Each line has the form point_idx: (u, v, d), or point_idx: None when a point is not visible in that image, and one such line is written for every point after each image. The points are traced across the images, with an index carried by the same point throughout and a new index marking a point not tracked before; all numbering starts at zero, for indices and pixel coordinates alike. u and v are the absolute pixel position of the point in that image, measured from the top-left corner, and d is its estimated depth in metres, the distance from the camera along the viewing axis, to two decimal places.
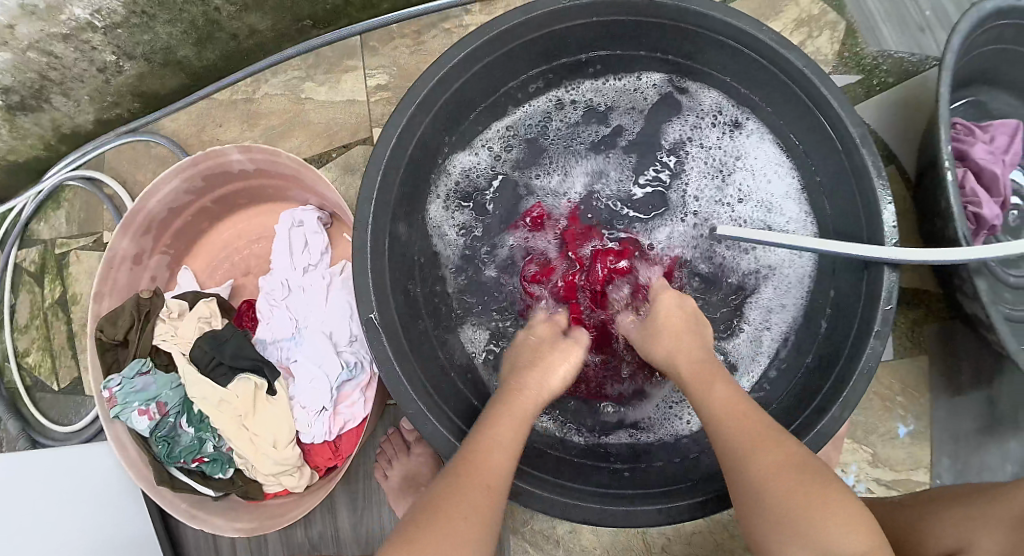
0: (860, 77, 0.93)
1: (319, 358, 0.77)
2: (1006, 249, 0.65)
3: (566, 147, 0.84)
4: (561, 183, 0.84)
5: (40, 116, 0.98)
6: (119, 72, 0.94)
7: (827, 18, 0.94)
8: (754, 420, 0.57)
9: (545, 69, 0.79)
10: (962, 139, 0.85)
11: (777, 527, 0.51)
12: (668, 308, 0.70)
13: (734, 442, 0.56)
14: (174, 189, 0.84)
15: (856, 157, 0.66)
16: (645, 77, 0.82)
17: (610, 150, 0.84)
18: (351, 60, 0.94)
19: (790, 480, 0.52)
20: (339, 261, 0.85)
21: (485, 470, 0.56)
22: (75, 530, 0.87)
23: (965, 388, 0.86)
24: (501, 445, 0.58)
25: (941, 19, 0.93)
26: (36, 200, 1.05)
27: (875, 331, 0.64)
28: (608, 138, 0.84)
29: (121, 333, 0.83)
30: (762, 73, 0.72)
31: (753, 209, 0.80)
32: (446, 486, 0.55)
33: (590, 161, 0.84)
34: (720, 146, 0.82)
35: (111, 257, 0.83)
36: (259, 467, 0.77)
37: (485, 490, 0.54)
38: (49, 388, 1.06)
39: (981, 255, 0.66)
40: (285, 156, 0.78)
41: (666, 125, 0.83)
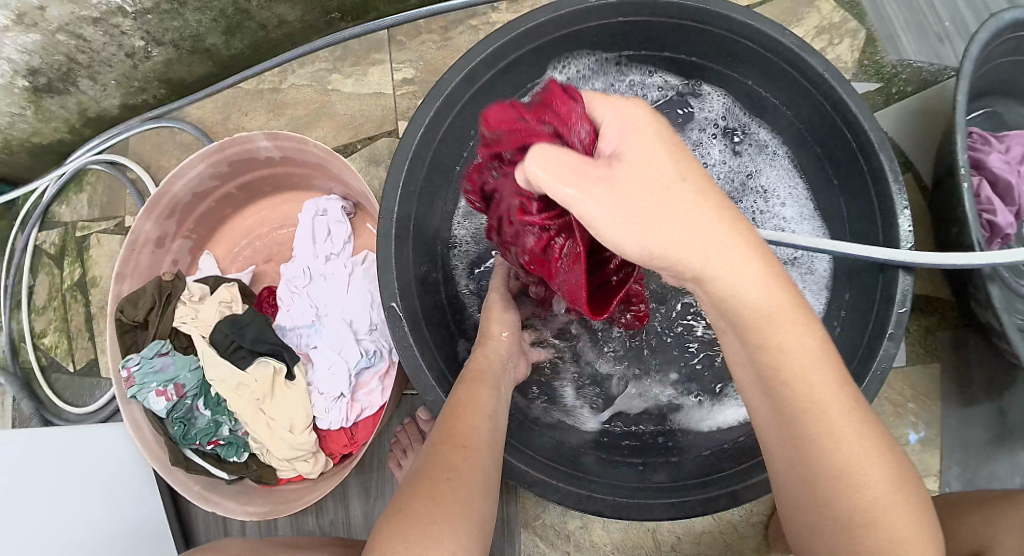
0: (880, 84, 0.94)
1: (338, 345, 0.78)
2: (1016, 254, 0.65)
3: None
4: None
5: (66, 99, 0.99)
6: (147, 57, 0.95)
7: (848, 26, 0.95)
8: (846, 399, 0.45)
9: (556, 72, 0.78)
10: (978, 148, 0.86)
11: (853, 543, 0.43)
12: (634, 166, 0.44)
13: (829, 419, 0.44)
14: (198, 174, 0.84)
15: (874, 161, 0.67)
16: (665, 80, 0.82)
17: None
18: (377, 54, 0.95)
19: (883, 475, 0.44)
20: (360, 252, 0.86)
21: (464, 439, 0.53)
22: (85, 517, 0.88)
23: (977, 397, 0.86)
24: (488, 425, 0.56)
25: (961, 28, 0.94)
26: (59, 182, 1.07)
27: (889, 333, 0.64)
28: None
29: (142, 314, 0.84)
30: (784, 78, 0.73)
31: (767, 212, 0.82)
32: (432, 454, 0.52)
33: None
34: (736, 155, 0.83)
35: (134, 239, 0.84)
36: (275, 450, 0.78)
37: (463, 451, 0.52)
38: (64, 369, 1.07)
39: (990, 260, 0.66)
40: (311, 144, 0.79)
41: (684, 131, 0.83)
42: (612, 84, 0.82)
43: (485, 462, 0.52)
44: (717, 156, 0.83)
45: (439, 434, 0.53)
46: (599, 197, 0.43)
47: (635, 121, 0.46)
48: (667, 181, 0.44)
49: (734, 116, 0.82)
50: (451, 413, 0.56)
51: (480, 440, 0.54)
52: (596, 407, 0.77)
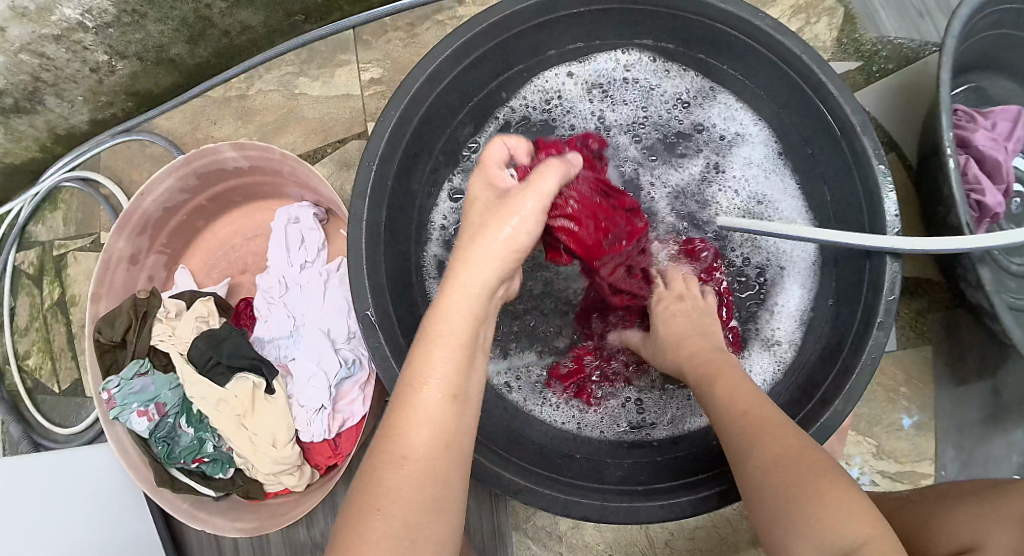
0: (859, 63, 0.92)
1: (316, 356, 0.76)
2: (1009, 237, 0.63)
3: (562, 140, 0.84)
4: None
5: (35, 118, 0.97)
6: (112, 71, 0.93)
7: (825, 4, 0.93)
8: (760, 410, 0.54)
9: (548, 72, 0.81)
10: (964, 125, 0.84)
11: (785, 510, 0.47)
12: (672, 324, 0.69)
13: (734, 436, 0.54)
14: (168, 189, 0.83)
15: (856, 144, 0.65)
16: (667, 60, 0.79)
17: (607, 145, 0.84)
18: (344, 55, 0.93)
19: (791, 464, 0.49)
20: (335, 259, 0.84)
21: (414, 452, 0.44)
22: None
23: (969, 376, 0.86)
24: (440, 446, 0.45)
25: (941, 3, 0.92)
26: (33, 202, 1.04)
27: (878, 322, 0.63)
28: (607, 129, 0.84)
29: (119, 334, 0.82)
30: (759, 60, 0.71)
31: (753, 201, 0.81)
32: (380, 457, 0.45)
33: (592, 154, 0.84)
34: (725, 135, 0.82)
35: (107, 258, 0.83)
36: (260, 466, 0.76)
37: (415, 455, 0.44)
38: (50, 391, 1.06)
39: (977, 244, 0.66)
40: (276, 151, 0.78)
41: (674, 130, 0.83)
42: (604, 73, 0.81)
43: (444, 467, 0.45)
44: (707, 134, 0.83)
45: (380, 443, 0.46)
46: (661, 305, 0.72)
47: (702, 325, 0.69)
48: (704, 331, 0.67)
49: (720, 91, 0.81)
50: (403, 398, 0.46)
51: (426, 447, 0.44)
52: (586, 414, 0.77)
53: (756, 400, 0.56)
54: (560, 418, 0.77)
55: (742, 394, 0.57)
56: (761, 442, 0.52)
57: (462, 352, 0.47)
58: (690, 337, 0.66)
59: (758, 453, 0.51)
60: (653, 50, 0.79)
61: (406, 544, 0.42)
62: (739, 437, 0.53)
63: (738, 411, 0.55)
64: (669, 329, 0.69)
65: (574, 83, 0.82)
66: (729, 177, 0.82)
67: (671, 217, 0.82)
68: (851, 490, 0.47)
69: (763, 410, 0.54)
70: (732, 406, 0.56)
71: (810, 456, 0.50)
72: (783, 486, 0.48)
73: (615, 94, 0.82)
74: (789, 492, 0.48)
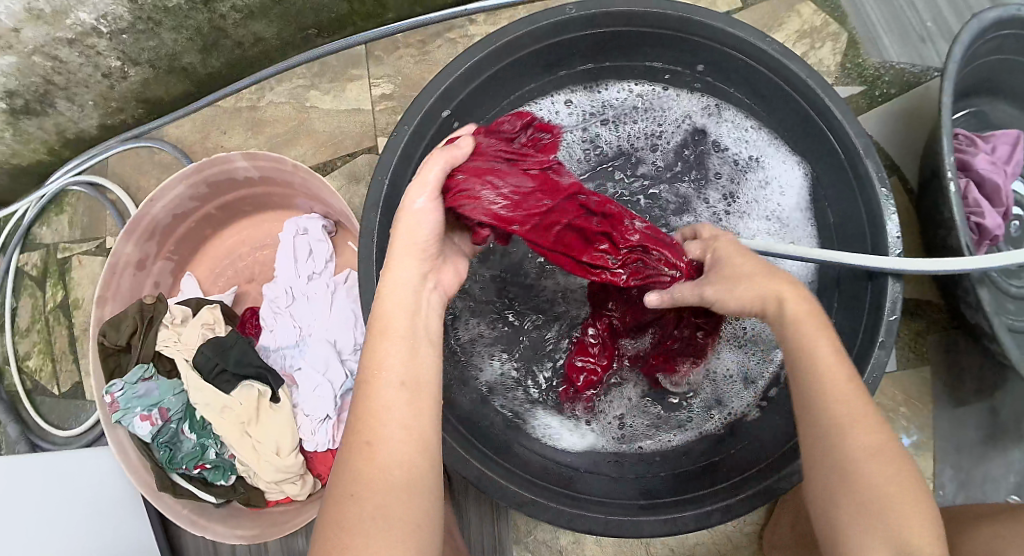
0: (862, 87, 0.94)
1: (322, 367, 0.78)
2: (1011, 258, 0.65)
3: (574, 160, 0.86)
4: None
5: (44, 120, 0.98)
6: (124, 77, 0.94)
7: (828, 30, 0.96)
8: (864, 410, 0.49)
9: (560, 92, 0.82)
10: (964, 149, 0.87)
11: (864, 525, 0.47)
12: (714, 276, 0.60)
13: (824, 431, 0.49)
14: (178, 196, 0.84)
15: (860, 167, 0.68)
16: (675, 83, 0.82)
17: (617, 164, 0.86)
18: (355, 69, 0.95)
19: (890, 478, 0.47)
20: (342, 270, 0.85)
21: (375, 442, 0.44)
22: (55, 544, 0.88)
23: (968, 398, 0.88)
24: (400, 431, 0.44)
25: (940, 31, 0.94)
26: (40, 203, 1.05)
27: (880, 342, 0.65)
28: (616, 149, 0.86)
29: (124, 338, 0.83)
30: (765, 84, 0.73)
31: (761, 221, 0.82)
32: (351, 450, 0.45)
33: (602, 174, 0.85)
34: (733, 158, 0.83)
35: (115, 262, 0.83)
36: (261, 474, 0.77)
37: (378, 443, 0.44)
38: (49, 393, 1.06)
39: (977, 264, 0.68)
40: (288, 162, 0.79)
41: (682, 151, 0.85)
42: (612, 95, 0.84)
43: (405, 450, 0.44)
44: (716, 156, 0.84)
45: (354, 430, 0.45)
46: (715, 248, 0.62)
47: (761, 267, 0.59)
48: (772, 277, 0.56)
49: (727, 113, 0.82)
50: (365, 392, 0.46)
51: (397, 434, 0.44)
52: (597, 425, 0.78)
53: (854, 391, 0.50)
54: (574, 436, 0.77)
55: (840, 381, 0.50)
56: (853, 440, 0.48)
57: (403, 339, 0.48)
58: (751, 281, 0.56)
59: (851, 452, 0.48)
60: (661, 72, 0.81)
61: (382, 526, 0.41)
62: (829, 429, 0.49)
63: (838, 396, 0.49)
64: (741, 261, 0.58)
65: (585, 103, 0.84)
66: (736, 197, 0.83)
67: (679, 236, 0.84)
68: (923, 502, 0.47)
69: (861, 405, 0.49)
70: (832, 396, 0.49)
71: (898, 466, 0.48)
72: (872, 500, 0.47)
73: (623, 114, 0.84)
74: (879, 508, 0.46)
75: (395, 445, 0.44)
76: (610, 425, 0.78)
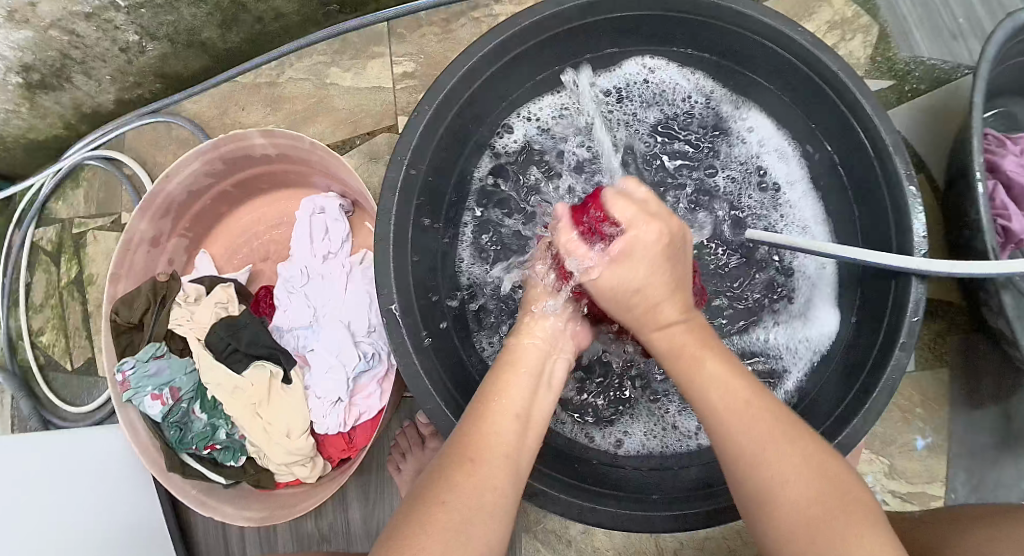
0: (893, 82, 0.91)
1: (336, 348, 0.76)
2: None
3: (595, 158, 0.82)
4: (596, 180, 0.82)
5: (61, 95, 0.97)
6: (142, 52, 0.93)
7: (862, 21, 0.92)
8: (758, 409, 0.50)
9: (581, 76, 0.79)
10: (994, 150, 0.84)
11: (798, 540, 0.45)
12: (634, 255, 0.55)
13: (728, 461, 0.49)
14: (194, 172, 0.83)
15: (889, 165, 0.65)
16: (699, 76, 0.80)
17: (640, 157, 0.83)
18: (376, 47, 0.92)
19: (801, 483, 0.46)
20: (359, 251, 0.83)
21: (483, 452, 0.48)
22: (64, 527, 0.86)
23: (985, 401, 0.85)
24: (512, 451, 0.49)
25: (975, 28, 0.91)
26: (56, 178, 1.04)
27: (901, 343, 0.62)
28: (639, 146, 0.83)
29: (137, 315, 0.83)
30: (796, 75, 0.70)
31: (787, 215, 0.80)
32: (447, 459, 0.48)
33: (626, 172, 0.82)
34: (759, 156, 0.81)
35: (129, 239, 0.82)
36: (272, 455, 0.76)
37: (498, 461, 0.48)
38: (61, 368, 1.05)
39: (1010, 267, 0.64)
40: (306, 141, 0.77)
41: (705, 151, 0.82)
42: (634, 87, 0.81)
43: (503, 478, 0.48)
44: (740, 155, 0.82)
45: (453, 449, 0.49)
46: (642, 232, 0.55)
47: (646, 257, 0.55)
48: (645, 270, 0.55)
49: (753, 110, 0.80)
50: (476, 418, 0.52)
51: (500, 456, 0.49)
52: (613, 425, 0.75)
53: (747, 402, 0.50)
54: (589, 433, 0.75)
55: (726, 396, 0.50)
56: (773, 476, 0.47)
57: (515, 378, 0.54)
58: (635, 274, 0.55)
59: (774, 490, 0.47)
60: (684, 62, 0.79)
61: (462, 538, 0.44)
62: (743, 444, 0.48)
63: (741, 416, 0.49)
64: (630, 268, 0.55)
65: (607, 92, 0.82)
66: (759, 190, 0.81)
67: (702, 230, 0.81)
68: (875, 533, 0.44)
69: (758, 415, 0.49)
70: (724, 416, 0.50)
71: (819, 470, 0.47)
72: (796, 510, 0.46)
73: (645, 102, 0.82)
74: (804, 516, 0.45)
75: (511, 456, 0.49)
76: (626, 422, 0.75)
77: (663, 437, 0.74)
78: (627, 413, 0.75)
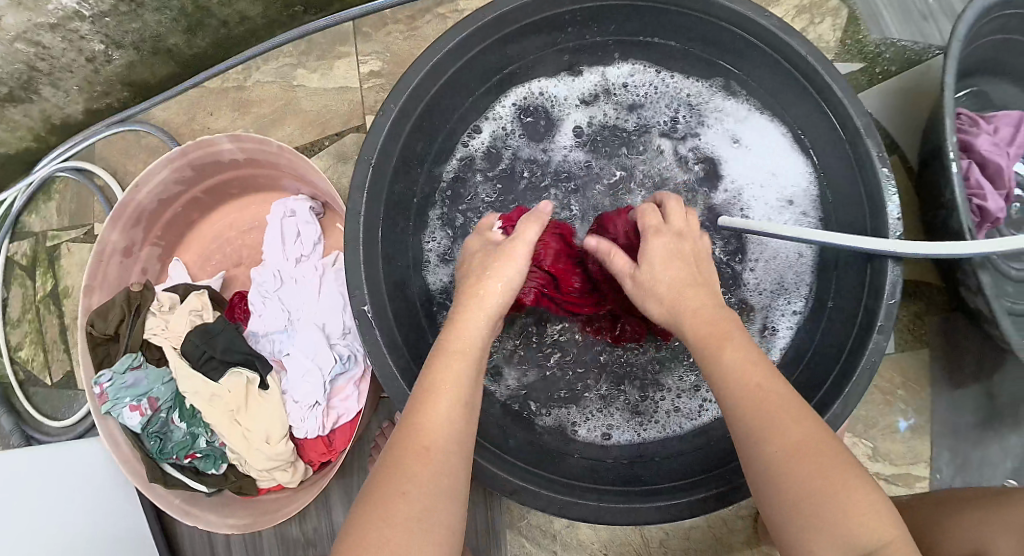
0: (863, 64, 0.91)
1: (312, 351, 0.76)
2: (1004, 245, 0.64)
3: (576, 160, 0.82)
4: (574, 177, 0.82)
5: (29, 107, 0.96)
6: (108, 61, 0.92)
7: (829, 5, 0.93)
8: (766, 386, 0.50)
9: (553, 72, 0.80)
10: (967, 130, 0.84)
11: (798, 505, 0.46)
12: (659, 253, 0.59)
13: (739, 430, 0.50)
14: (163, 180, 0.82)
15: (861, 147, 0.65)
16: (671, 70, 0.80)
17: (618, 152, 0.82)
18: (343, 47, 0.92)
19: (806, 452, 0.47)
20: (331, 253, 0.83)
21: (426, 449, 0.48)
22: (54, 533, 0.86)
23: (966, 380, 0.85)
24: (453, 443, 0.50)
25: (945, 7, 0.91)
26: (28, 192, 1.03)
27: (878, 326, 0.63)
28: (619, 147, 0.82)
29: (112, 327, 0.82)
30: (766, 61, 0.71)
31: (773, 206, 0.78)
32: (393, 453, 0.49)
33: (603, 167, 0.81)
34: (739, 146, 0.80)
35: (101, 250, 0.82)
36: (252, 462, 0.76)
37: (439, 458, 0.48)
38: (41, 383, 1.04)
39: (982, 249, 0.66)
40: (274, 144, 0.77)
41: (686, 146, 0.81)
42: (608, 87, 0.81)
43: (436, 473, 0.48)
44: (722, 154, 0.80)
45: (399, 436, 0.49)
46: (658, 245, 0.59)
47: (671, 266, 0.58)
48: (674, 277, 0.57)
49: (730, 105, 0.79)
50: (419, 401, 0.51)
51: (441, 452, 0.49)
52: (595, 417, 0.74)
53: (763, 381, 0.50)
54: (575, 427, 0.74)
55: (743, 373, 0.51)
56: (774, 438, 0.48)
57: (460, 362, 0.53)
58: (684, 286, 0.57)
59: (768, 449, 0.48)
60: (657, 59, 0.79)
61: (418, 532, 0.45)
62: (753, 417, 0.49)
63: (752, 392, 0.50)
64: (665, 273, 0.58)
65: (581, 87, 0.82)
66: (741, 181, 0.80)
67: None
68: (866, 486, 0.46)
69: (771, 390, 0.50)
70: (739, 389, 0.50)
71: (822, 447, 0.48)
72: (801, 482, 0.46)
73: (621, 95, 0.82)
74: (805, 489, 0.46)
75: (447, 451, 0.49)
76: (608, 412, 0.75)
77: (640, 420, 0.74)
78: (596, 403, 0.75)
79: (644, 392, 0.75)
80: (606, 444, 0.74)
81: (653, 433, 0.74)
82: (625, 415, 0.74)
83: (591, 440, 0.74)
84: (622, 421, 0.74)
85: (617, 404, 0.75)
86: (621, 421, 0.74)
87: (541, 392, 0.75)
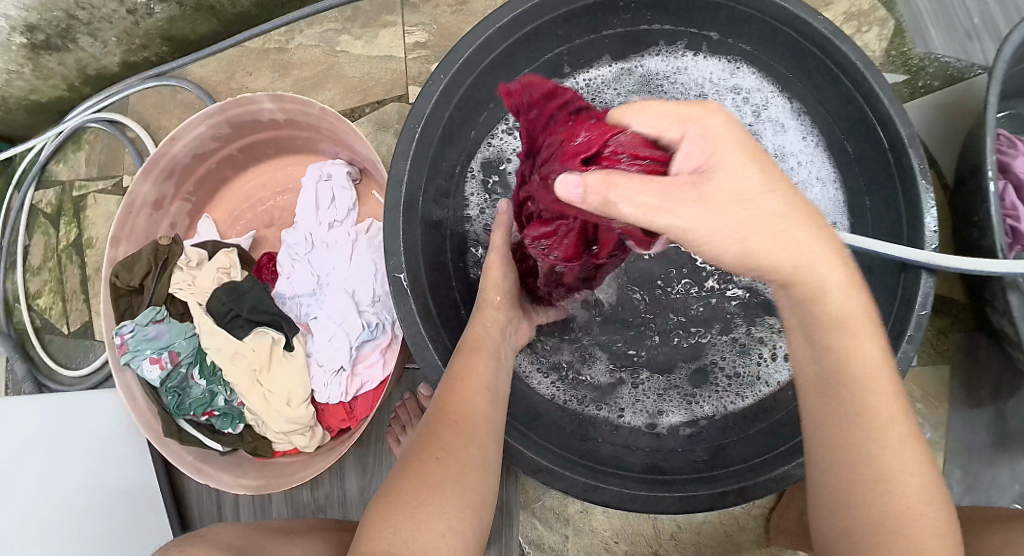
0: (906, 77, 0.90)
1: (339, 316, 0.75)
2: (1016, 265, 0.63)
3: None
4: None
5: (65, 56, 0.95)
6: (149, 14, 0.91)
7: (877, 14, 0.92)
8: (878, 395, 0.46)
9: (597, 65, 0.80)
10: (1005, 151, 0.83)
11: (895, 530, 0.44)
12: (714, 146, 0.45)
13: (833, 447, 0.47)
14: (200, 135, 0.81)
15: (903, 158, 0.64)
16: (716, 66, 0.79)
17: None
18: (389, 16, 0.91)
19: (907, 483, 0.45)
20: (364, 220, 0.83)
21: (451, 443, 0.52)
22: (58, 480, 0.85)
23: (983, 401, 0.84)
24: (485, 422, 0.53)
25: (990, 28, 0.90)
26: (56, 140, 1.03)
27: (908, 336, 0.62)
28: None
29: (137, 279, 0.81)
30: (816, 64, 0.69)
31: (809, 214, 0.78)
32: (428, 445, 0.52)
33: None
34: (780, 155, 0.80)
35: (131, 201, 0.81)
36: (271, 423, 0.75)
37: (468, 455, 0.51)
38: (59, 331, 1.04)
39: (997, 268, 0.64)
40: (317, 106, 0.75)
41: None
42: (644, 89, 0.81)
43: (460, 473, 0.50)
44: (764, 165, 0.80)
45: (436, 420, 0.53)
46: (713, 122, 0.46)
47: (726, 147, 0.45)
48: (748, 171, 0.45)
49: (774, 110, 0.79)
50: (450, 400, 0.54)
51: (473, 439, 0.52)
52: (640, 400, 0.74)
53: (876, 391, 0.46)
54: (621, 411, 0.74)
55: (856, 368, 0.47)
56: (886, 449, 0.45)
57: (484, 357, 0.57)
58: (753, 182, 0.45)
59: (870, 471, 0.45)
60: (698, 64, 0.79)
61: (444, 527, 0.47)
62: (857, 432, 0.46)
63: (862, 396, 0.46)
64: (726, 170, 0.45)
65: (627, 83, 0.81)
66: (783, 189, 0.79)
67: None
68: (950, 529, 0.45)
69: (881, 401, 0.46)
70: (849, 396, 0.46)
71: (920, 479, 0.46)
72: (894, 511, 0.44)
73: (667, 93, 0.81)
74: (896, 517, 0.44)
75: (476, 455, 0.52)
76: (654, 396, 0.74)
77: (690, 395, 0.74)
78: (637, 386, 0.75)
79: (693, 375, 0.75)
80: (655, 427, 0.73)
81: (706, 415, 0.73)
82: (674, 398, 0.74)
83: (634, 424, 0.73)
84: (671, 404, 0.74)
85: (665, 381, 0.75)
86: (670, 400, 0.74)
87: (585, 377, 0.75)
